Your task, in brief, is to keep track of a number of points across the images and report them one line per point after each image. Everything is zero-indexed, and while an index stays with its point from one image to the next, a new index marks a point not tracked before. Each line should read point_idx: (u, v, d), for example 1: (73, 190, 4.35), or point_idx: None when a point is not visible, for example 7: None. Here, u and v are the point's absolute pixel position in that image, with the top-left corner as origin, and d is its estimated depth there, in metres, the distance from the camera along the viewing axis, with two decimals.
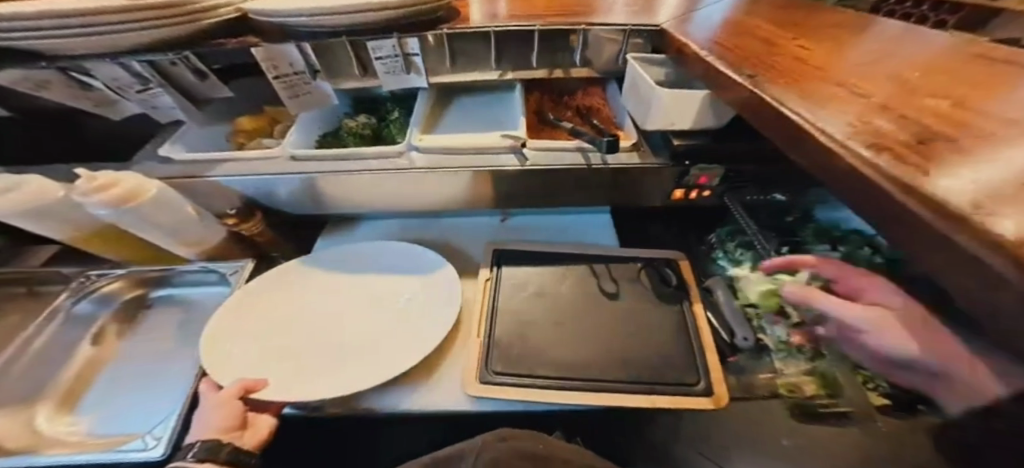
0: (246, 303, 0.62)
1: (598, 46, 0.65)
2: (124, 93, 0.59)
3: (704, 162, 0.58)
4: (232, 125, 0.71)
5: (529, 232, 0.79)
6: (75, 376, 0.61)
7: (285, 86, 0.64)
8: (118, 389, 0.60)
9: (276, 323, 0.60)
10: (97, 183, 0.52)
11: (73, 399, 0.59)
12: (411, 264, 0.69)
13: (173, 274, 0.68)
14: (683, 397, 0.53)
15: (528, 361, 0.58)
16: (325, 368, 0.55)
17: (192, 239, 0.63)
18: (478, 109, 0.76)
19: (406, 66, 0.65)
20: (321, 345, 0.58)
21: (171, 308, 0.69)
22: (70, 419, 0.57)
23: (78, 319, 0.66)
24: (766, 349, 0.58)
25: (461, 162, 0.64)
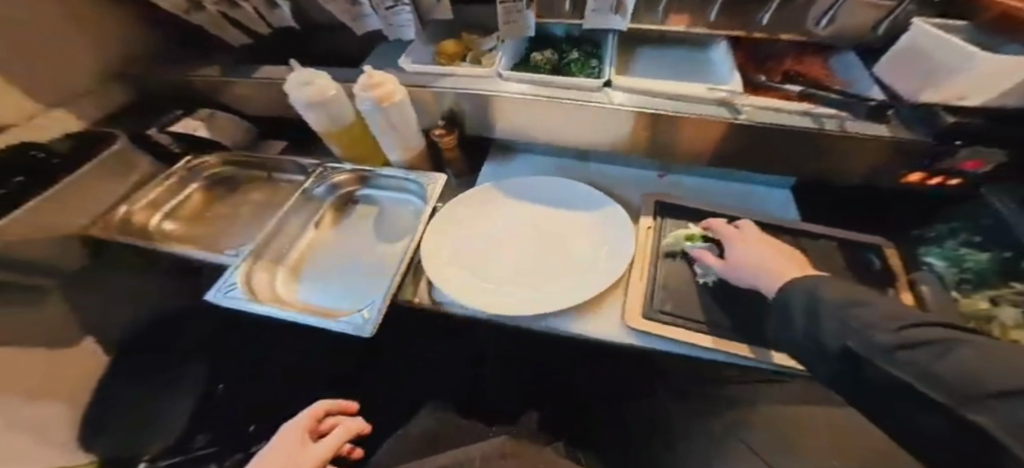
0: (445, 221, 0.73)
1: (844, 8, 0.59)
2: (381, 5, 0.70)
3: (986, 146, 0.51)
4: (438, 47, 0.79)
5: (693, 191, 0.74)
6: (301, 251, 0.78)
7: (503, 11, 0.69)
8: (335, 265, 0.75)
9: (475, 237, 0.70)
10: (372, 81, 0.62)
11: (298, 271, 0.76)
12: (586, 204, 0.72)
13: (377, 179, 0.81)
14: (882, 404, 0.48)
15: (694, 307, 0.56)
16: (517, 285, 0.62)
17: (406, 144, 0.73)
18: (669, 63, 0.76)
19: (615, 6, 0.65)
20: (508, 268, 0.65)
21: (369, 207, 0.82)
22: (297, 285, 0.73)
23: (309, 200, 0.82)
24: None
25: (661, 105, 0.65)
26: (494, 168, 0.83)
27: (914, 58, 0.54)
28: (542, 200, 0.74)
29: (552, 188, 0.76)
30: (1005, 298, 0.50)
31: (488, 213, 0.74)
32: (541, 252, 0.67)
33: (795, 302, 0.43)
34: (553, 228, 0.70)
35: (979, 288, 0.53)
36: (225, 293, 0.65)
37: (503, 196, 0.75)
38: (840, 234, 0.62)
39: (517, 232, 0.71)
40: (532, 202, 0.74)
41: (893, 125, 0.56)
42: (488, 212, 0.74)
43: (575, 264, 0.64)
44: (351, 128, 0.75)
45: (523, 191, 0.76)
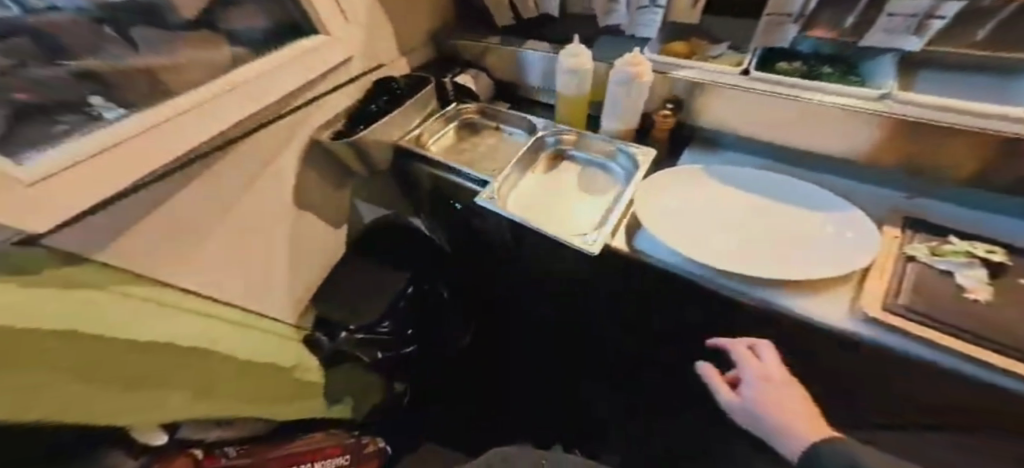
0: (659, 190, 0.90)
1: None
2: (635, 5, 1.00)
3: None
4: (666, 46, 1.02)
5: (949, 217, 0.75)
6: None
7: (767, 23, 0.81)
8: (548, 201, 1.03)
9: (694, 210, 0.86)
10: (633, 63, 0.89)
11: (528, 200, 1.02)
12: (802, 207, 0.81)
13: (596, 142, 1.09)
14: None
15: (959, 310, 0.56)
16: (733, 253, 0.74)
17: (625, 118, 0.99)
18: (958, 88, 0.77)
19: (916, 28, 0.67)
20: (719, 239, 0.79)
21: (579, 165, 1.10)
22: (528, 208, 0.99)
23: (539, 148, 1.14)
24: None
25: (924, 113, 0.71)
26: (692, 157, 1.01)
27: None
28: (757, 195, 0.85)
29: (769, 188, 0.86)
30: None
31: (707, 193, 0.89)
32: (756, 236, 0.77)
33: (833, 464, 0.51)
34: (767, 219, 0.80)
35: None
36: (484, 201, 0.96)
37: (718, 184, 0.90)
38: None
39: (731, 215, 0.83)
40: (747, 197, 0.86)
41: None
42: (707, 193, 0.89)
43: (795, 253, 0.72)
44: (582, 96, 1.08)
45: (739, 186, 0.89)
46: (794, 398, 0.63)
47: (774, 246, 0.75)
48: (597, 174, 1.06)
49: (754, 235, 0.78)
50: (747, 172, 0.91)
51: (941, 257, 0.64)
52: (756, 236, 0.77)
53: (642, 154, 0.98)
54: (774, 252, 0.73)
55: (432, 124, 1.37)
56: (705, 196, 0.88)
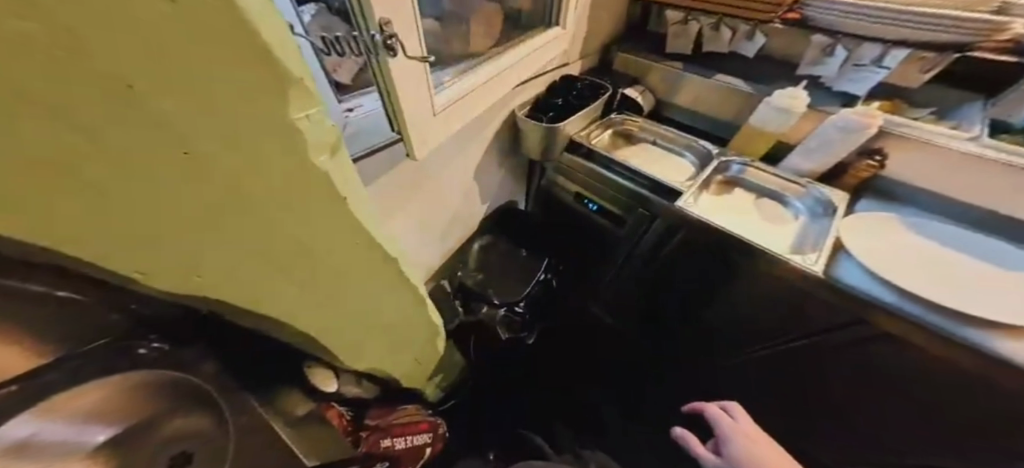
0: (862, 236, 1.02)
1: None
2: (855, 62, 1.10)
3: None
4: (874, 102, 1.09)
5: None
6: (711, 202, 1.23)
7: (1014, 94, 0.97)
8: (733, 217, 1.18)
9: (902, 251, 0.98)
10: (868, 115, 1.01)
11: (712, 212, 1.20)
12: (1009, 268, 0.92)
13: (771, 173, 1.23)
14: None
15: None
16: (947, 295, 0.89)
17: (820, 163, 1.13)
18: None
19: None
20: (936, 282, 0.91)
21: (758, 192, 1.23)
22: (714, 220, 1.17)
23: (719, 170, 1.28)
24: None
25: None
26: (869, 204, 1.11)
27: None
28: (960, 248, 0.97)
29: (972, 245, 0.98)
30: None
31: (910, 241, 1.01)
32: (965, 284, 0.91)
33: None
34: (977, 273, 0.92)
35: None
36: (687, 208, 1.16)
37: (919, 232, 1.02)
38: None
39: (940, 263, 0.95)
40: (952, 249, 0.98)
41: None
42: (911, 240, 1.01)
43: (1006, 305, 0.86)
44: (781, 133, 1.18)
45: (942, 238, 1.01)
46: (763, 448, 0.87)
47: (984, 296, 0.88)
48: (780, 202, 1.19)
49: (967, 283, 0.91)
50: (947, 227, 1.02)
51: None
52: (968, 284, 0.91)
53: (833, 193, 1.13)
54: (989, 301, 0.87)
55: (597, 129, 1.46)
56: (905, 239, 1.00)
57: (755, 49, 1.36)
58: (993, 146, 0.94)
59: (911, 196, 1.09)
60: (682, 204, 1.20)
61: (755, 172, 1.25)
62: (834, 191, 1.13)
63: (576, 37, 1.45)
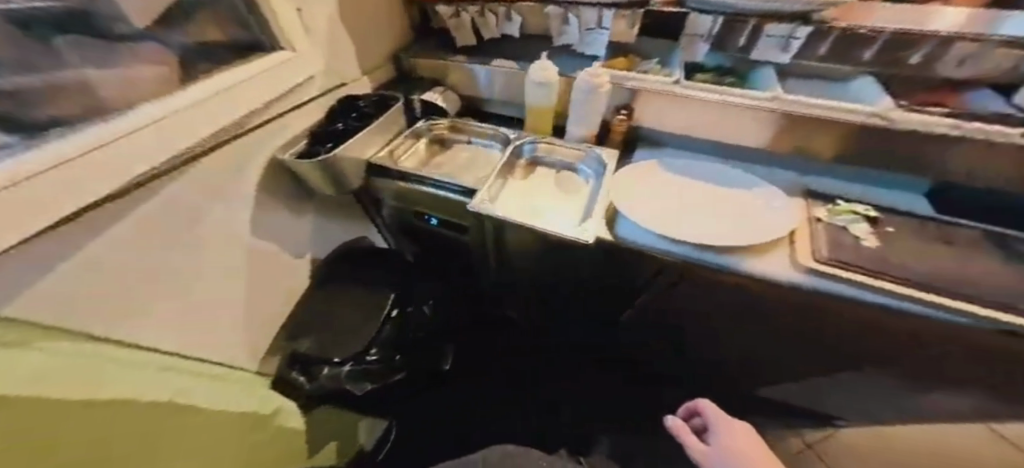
0: (626, 189, 1.05)
1: (990, 55, 0.79)
2: (585, 27, 1.18)
3: None
4: (610, 62, 1.17)
5: (839, 185, 0.96)
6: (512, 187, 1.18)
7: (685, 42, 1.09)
8: (532, 200, 1.14)
9: (656, 196, 1.02)
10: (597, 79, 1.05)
11: (513, 199, 1.14)
12: (741, 188, 0.98)
13: (558, 147, 1.25)
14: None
15: (855, 257, 0.75)
16: (690, 229, 0.91)
17: (587, 126, 1.19)
18: (821, 88, 1.01)
19: (785, 46, 0.96)
20: (692, 220, 0.93)
21: (553, 167, 1.24)
22: (514, 207, 1.10)
23: (512, 155, 1.24)
24: None
25: (803, 109, 0.90)
26: (649, 153, 1.19)
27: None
28: (701, 181, 1.04)
29: (714, 175, 1.04)
30: None
31: (664, 185, 1.05)
32: (706, 213, 0.95)
33: None
34: (714, 198, 0.98)
35: None
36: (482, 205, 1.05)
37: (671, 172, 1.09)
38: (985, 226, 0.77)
39: (686, 199, 0.99)
40: (696, 184, 1.03)
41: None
42: (664, 184, 1.05)
43: (736, 225, 0.89)
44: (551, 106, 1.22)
45: (688, 174, 1.07)
46: (747, 444, 0.88)
47: (719, 220, 0.91)
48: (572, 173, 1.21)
49: (706, 212, 0.95)
50: (693, 162, 1.12)
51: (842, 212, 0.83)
52: (708, 213, 0.94)
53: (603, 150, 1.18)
54: (723, 224, 0.90)
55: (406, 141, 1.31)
56: (658, 185, 1.05)
57: (516, 29, 1.37)
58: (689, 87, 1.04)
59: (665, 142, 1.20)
60: (474, 208, 1.05)
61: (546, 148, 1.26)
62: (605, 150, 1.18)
63: (341, 52, 1.33)
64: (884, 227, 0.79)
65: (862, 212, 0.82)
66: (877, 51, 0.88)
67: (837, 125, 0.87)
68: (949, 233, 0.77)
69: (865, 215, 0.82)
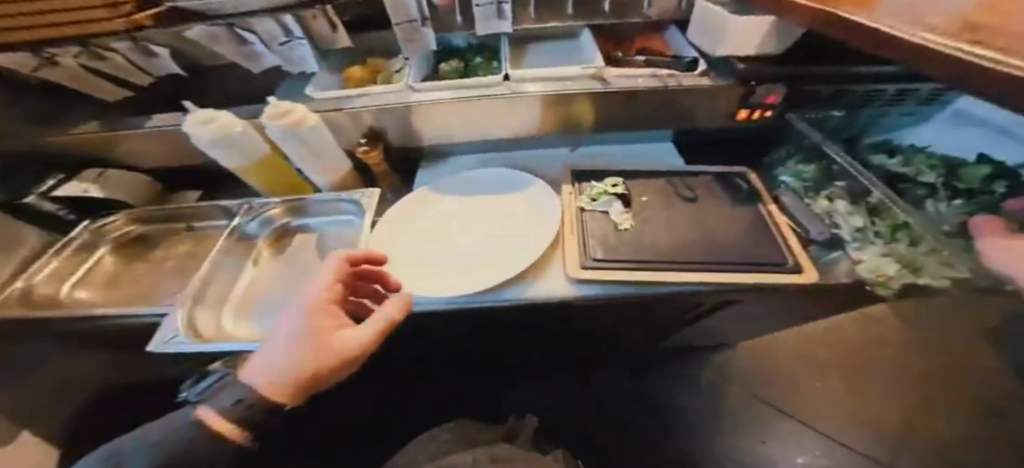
0: (388, 243, 0.73)
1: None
2: (274, 43, 0.72)
3: (768, 82, 0.70)
4: (344, 74, 0.82)
5: (602, 157, 0.87)
6: (245, 292, 0.76)
7: (401, 32, 0.74)
8: (276, 296, 0.75)
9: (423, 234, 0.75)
10: (281, 112, 0.62)
11: (248, 308, 0.73)
12: (507, 185, 0.81)
13: (308, 205, 0.83)
14: (778, 274, 0.59)
15: (626, 248, 0.66)
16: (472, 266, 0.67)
17: (331, 166, 0.76)
18: (554, 54, 0.86)
19: (500, 13, 0.75)
20: (446, 258, 0.70)
21: (310, 235, 0.85)
22: (249, 324, 0.70)
23: (237, 240, 0.81)
24: (841, 241, 0.64)
25: (538, 88, 0.76)
26: (425, 176, 0.89)
27: (701, 24, 0.73)
28: (469, 192, 0.81)
29: (478, 178, 0.83)
30: (830, 194, 0.69)
31: (431, 211, 0.79)
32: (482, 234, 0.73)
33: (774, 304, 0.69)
34: (486, 208, 0.78)
35: (816, 190, 0.71)
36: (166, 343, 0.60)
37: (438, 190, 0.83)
38: (713, 168, 0.76)
39: (457, 223, 0.77)
40: (463, 197, 0.80)
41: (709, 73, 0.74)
42: (432, 210, 0.80)
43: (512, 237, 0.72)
44: (267, 160, 0.74)
45: (453, 186, 0.83)
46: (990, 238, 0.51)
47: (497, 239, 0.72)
48: (334, 233, 0.84)
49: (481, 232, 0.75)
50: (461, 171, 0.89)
51: (599, 199, 0.75)
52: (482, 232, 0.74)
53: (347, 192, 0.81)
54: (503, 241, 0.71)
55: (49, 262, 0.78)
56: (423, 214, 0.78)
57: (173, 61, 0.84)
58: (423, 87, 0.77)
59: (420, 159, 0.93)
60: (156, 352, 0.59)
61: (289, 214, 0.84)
62: (367, 192, 0.80)
63: None
64: (638, 200, 0.73)
65: (614, 191, 0.75)
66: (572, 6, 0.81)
67: (571, 98, 0.75)
68: (700, 182, 0.74)
69: (618, 194, 0.74)
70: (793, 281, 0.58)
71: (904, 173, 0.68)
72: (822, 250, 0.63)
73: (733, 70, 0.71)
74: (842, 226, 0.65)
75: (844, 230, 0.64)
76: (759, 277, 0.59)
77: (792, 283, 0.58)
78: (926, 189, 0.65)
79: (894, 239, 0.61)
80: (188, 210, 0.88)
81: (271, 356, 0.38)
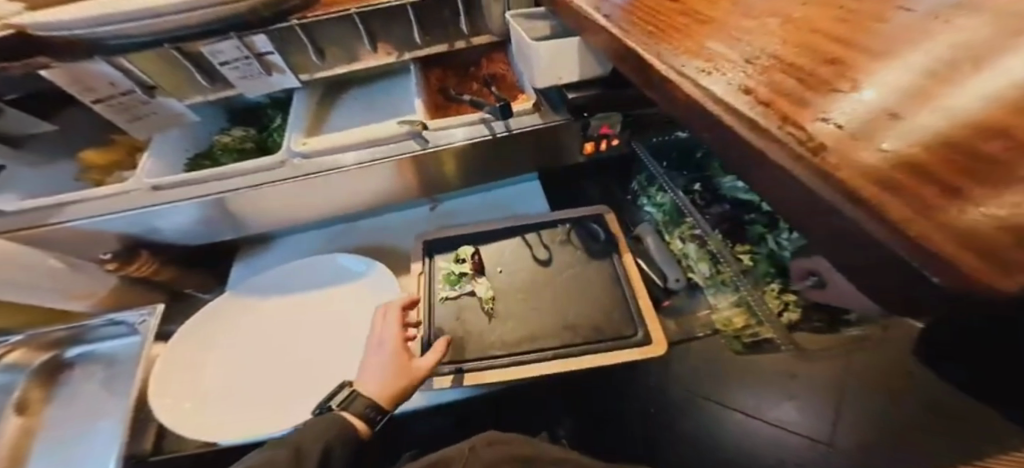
0: (170, 376, 0.57)
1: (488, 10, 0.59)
2: None
3: (602, 113, 0.56)
4: (79, 161, 0.60)
5: (461, 215, 0.77)
6: (12, 448, 0.60)
7: (118, 108, 0.54)
8: (45, 452, 0.59)
9: (228, 361, 0.59)
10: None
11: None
12: (337, 272, 0.67)
13: (83, 331, 0.66)
14: (624, 350, 0.53)
15: (473, 346, 0.57)
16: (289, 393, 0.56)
17: (82, 291, 0.61)
18: (374, 99, 0.67)
19: (263, 68, 0.55)
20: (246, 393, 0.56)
21: (95, 364, 0.67)
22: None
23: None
24: (698, 287, 0.60)
25: (345, 160, 0.61)
26: (248, 266, 0.73)
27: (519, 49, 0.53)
28: (293, 288, 0.66)
29: (307, 266, 0.68)
30: (682, 234, 0.64)
31: (243, 322, 0.63)
32: (304, 348, 0.60)
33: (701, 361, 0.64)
34: (314, 309, 0.64)
35: (671, 228, 0.66)
36: None
37: (257, 290, 0.66)
38: (569, 215, 0.68)
39: (275, 335, 0.62)
40: (285, 297, 0.65)
41: (542, 110, 0.62)
42: (243, 320, 0.63)
43: (343, 343, 0.60)
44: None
45: (271, 282, 0.66)
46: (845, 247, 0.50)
47: (323, 352, 0.59)
48: (124, 355, 0.67)
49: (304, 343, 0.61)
50: (298, 256, 0.75)
51: (449, 283, 0.64)
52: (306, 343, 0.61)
53: (121, 313, 0.63)
54: (330, 353, 0.59)
55: None
56: (232, 330, 0.62)
57: None
58: (178, 182, 0.58)
59: (238, 240, 0.75)
60: None
61: (52, 347, 0.66)
62: (141, 309, 0.63)
63: None
64: (491, 271, 0.64)
65: (460, 271, 0.64)
66: (371, 41, 0.58)
67: (389, 163, 0.62)
68: (556, 238, 0.66)
69: (469, 273, 0.64)
70: (641, 357, 0.53)
71: (750, 199, 0.63)
72: (676, 304, 0.59)
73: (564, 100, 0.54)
74: (694, 273, 0.61)
75: (698, 277, 0.60)
76: (608, 358, 0.53)
77: (641, 358, 0.53)
78: (766, 216, 0.61)
79: (739, 284, 0.57)
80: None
81: (368, 370, 0.51)
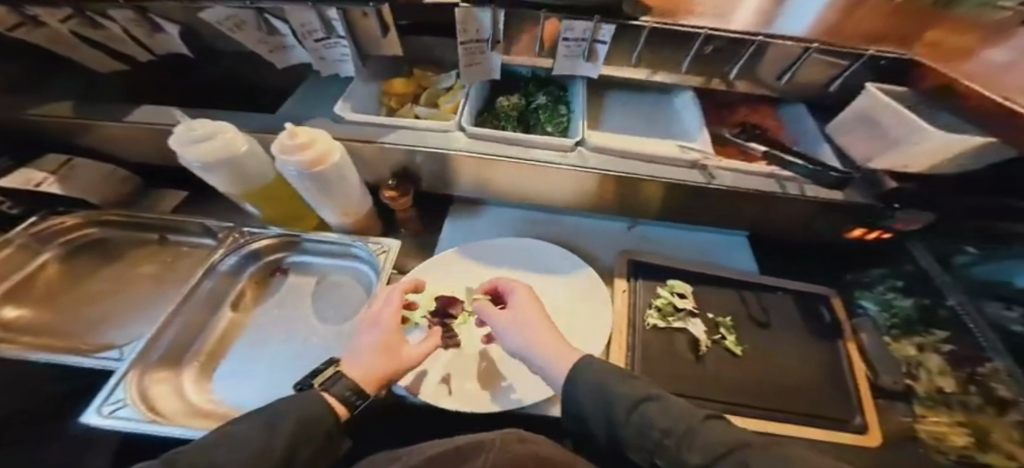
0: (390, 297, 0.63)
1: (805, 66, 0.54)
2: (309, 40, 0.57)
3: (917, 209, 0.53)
4: (385, 88, 0.71)
5: (662, 243, 0.76)
6: (219, 341, 0.58)
7: (465, 52, 0.62)
8: (253, 357, 0.57)
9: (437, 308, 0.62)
10: (299, 140, 0.49)
11: (212, 366, 0.56)
12: (550, 265, 0.69)
13: (314, 244, 0.66)
14: (839, 433, 0.53)
15: (691, 380, 0.57)
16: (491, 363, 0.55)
17: (349, 209, 0.61)
18: (642, 112, 0.71)
19: (587, 54, 0.59)
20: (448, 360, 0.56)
21: (307, 277, 0.66)
22: (215, 386, 0.54)
23: (221, 275, 0.61)
24: (915, 396, 0.59)
25: (622, 167, 0.61)
26: (454, 226, 0.77)
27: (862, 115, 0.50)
28: (509, 263, 0.69)
29: (524, 250, 0.71)
30: (925, 343, 0.61)
31: (461, 277, 0.67)
32: None
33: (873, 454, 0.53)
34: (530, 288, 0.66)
35: (907, 336, 0.63)
36: (109, 414, 0.44)
37: (482, 253, 0.70)
38: (790, 287, 0.70)
39: None
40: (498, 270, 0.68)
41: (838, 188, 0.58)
42: (461, 276, 0.67)
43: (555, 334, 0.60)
44: (272, 187, 0.58)
45: (494, 250, 0.71)
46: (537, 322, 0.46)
47: None
48: (344, 278, 0.67)
49: None
50: (499, 232, 0.77)
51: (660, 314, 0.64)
52: None
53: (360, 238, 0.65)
54: None
55: None
56: (450, 277, 0.67)
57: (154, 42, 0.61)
58: (485, 134, 0.63)
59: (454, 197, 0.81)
60: (93, 422, 0.43)
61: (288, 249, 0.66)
62: (383, 240, 0.65)
63: None
64: (704, 313, 0.65)
65: (680, 305, 0.64)
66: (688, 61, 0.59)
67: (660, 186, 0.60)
68: (776, 305, 0.67)
69: (688, 310, 0.64)
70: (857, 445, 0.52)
71: None
72: (890, 404, 0.58)
73: (878, 187, 0.52)
74: (917, 381, 0.59)
75: (918, 385, 0.59)
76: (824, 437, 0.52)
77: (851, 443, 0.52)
78: None
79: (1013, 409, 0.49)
80: (169, 221, 0.63)
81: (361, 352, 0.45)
